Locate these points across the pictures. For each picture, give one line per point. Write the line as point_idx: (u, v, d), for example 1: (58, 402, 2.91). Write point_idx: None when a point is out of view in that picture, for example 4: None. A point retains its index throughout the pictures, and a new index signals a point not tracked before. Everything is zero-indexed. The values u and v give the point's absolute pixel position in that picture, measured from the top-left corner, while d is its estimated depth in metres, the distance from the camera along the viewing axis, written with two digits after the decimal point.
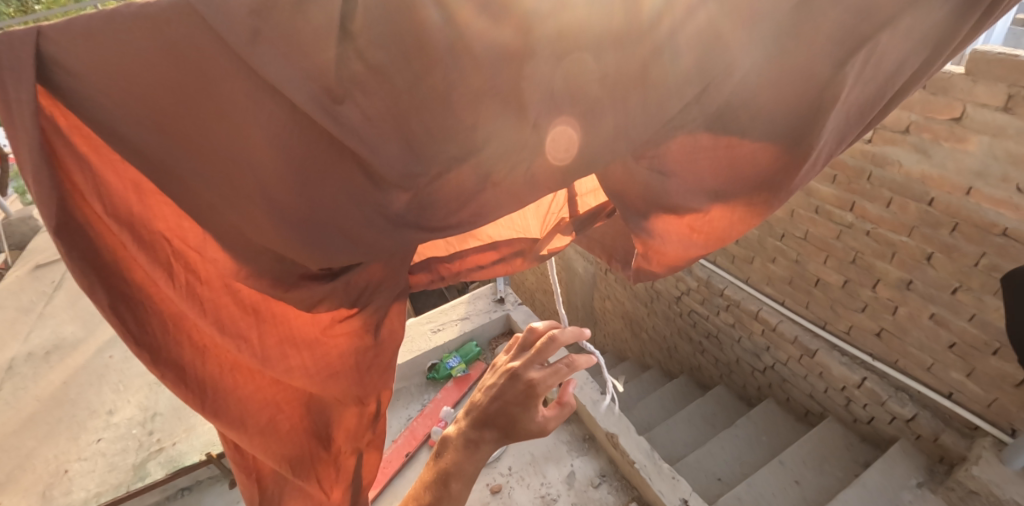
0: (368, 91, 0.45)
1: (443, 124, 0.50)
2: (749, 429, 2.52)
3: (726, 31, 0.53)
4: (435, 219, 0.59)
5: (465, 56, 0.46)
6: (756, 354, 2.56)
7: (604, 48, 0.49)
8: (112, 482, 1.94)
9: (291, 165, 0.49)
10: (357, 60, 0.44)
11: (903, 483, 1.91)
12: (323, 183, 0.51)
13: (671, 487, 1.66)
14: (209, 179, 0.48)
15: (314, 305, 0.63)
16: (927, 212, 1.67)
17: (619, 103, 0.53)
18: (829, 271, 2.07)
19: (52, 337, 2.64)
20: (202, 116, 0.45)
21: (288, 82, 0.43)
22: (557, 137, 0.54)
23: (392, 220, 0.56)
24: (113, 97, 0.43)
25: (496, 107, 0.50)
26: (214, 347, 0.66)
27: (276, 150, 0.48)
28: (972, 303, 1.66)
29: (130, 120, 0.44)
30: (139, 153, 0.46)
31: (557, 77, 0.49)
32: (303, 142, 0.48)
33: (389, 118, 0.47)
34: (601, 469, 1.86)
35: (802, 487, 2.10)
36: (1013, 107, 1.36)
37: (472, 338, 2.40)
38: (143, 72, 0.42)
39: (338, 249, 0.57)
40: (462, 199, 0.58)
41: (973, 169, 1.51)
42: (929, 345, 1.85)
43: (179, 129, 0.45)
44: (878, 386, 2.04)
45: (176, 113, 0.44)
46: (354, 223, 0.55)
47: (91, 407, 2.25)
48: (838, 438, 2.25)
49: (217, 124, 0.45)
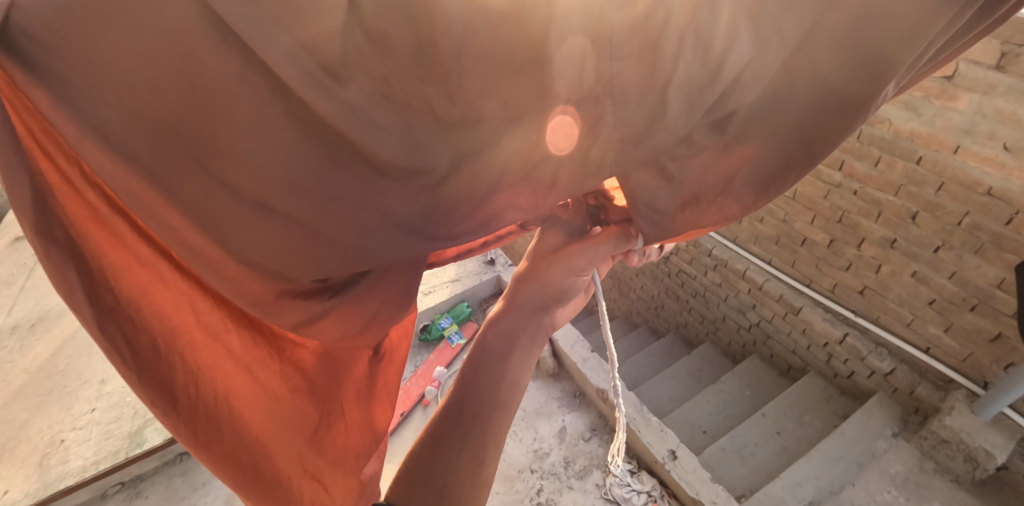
0: (366, 65, 0.43)
1: (450, 118, 0.49)
2: (733, 384, 2.61)
3: (718, 28, 0.49)
4: (445, 200, 0.56)
5: (480, 51, 0.45)
6: (741, 311, 2.61)
7: (620, 49, 0.47)
8: (109, 450, 1.96)
9: (294, 165, 0.47)
10: (359, 33, 0.42)
11: (879, 433, 1.99)
12: (329, 180, 0.49)
13: (660, 438, 1.71)
14: (209, 185, 0.46)
15: (319, 319, 0.61)
16: (914, 170, 1.68)
17: (645, 101, 0.52)
18: (815, 230, 2.10)
19: (36, 309, 2.59)
20: (194, 111, 0.42)
21: (277, 59, 0.40)
22: (557, 127, 0.52)
23: (405, 210, 0.54)
24: (95, 88, 0.40)
25: (501, 116, 0.50)
26: (202, 377, 0.61)
27: (280, 155, 0.46)
28: (952, 261, 1.70)
29: (105, 116, 0.41)
30: (132, 159, 0.43)
31: (563, 73, 0.47)
32: (308, 145, 0.46)
33: (391, 99, 0.46)
34: (591, 423, 1.91)
35: (783, 438, 2.19)
36: (1006, 66, 1.38)
37: (463, 299, 2.41)
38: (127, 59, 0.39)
39: (341, 237, 0.54)
40: (473, 200, 0.57)
41: (961, 127, 1.52)
42: (908, 301, 1.90)
43: (163, 122, 0.42)
44: (859, 342, 2.11)
45: (160, 101, 0.41)
46: (355, 227, 0.53)
47: (82, 377, 2.23)
48: (818, 391, 2.34)
49: (207, 120, 0.42)
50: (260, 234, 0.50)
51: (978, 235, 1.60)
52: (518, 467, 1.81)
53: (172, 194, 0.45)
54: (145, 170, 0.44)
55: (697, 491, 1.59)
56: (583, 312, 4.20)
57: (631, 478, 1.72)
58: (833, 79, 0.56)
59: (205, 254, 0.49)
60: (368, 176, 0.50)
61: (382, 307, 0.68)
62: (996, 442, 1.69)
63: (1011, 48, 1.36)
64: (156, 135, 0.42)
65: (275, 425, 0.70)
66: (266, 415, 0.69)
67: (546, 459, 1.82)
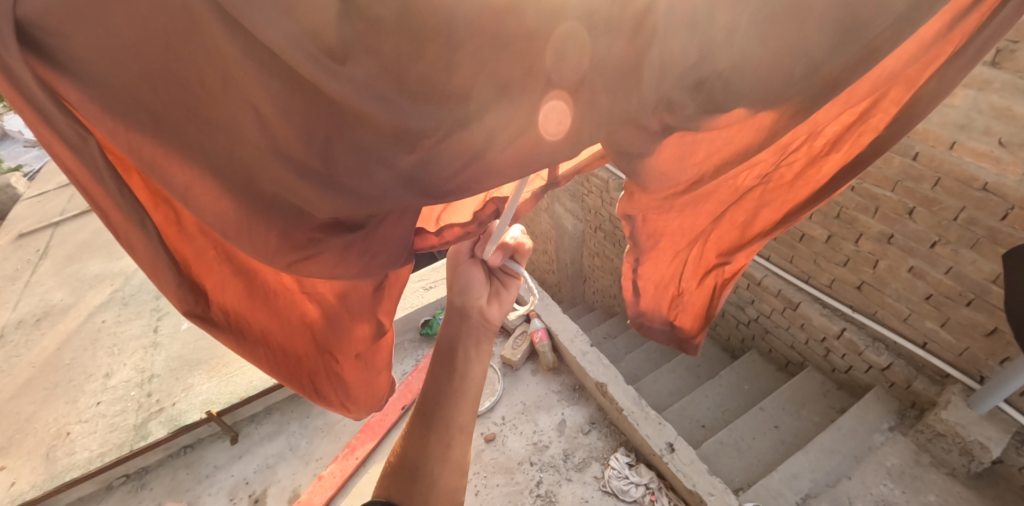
0: (370, 48, 0.41)
1: (434, 97, 0.45)
2: (731, 378, 2.63)
3: (717, 14, 0.48)
4: (439, 182, 0.53)
5: (472, 32, 0.41)
6: (740, 306, 2.63)
7: (613, 32, 0.45)
8: (115, 442, 1.99)
9: (294, 122, 0.46)
10: (359, 20, 0.40)
11: (876, 427, 2.01)
12: (328, 144, 0.49)
13: (657, 431, 1.74)
14: (215, 141, 0.47)
15: (326, 263, 0.60)
16: (910, 166, 1.70)
17: (630, 84, 0.51)
18: (813, 226, 2.11)
19: (42, 304, 2.62)
20: (193, 69, 0.42)
21: (281, 38, 0.39)
22: (549, 112, 0.50)
23: (401, 180, 0.52)
24: (98, 60, 0.41)
25: (491, 93, 0.46)
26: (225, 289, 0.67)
27: (278, 113, 0.46)
28: (949, 256, 1.71)
29: (115, 76, 0.42)
30: (145, 121, 0.45)
31: (569, 60, 0.46)
32: (306, 106, 0.46)
33: (392, 75, 0.43)
34: (590, 416, 1.93)
35: (780, 431, 2.21)
36: (1001, 62, 1.39)
37: None
38: (123, 30, 0.40)
39: (342, 196, 0.54)
40: (465, 159, 0.51)
41: (957, 122, 1.54)
42: (906, 295, 1.91)
43: (163, 85, 0.43)
44: (856, 336, 2.13)
45: (156, 68, 0.42)
46: (363, 180, 0.52)
47: (87, 371, 2.26)
48: (816, 386, 2.35)
49: (220, 86, 0.44)
50: (274, 181, 0.52)
51: (974, 230, 1.62)
52: (518, 459, 1.83)
53: (176, 153, 0.48)
54: (167, 136, 0.46)
55: (694, 482, 1.61)
56: (584, 308, 4.21)
57: (629, 470, 1.74)
58: (824, 62, 0.57)
59: (215, 199, 0.52)
60: (368, 146, 0.49)
61: (381, 257, 0.63)
62: (991, 435, 1.71)
63: (1007, 44, 1.37)
64: (160, 101, 0.44)
65: (287, 334, 0.76)
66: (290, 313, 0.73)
67: (546, 451, 1.85)
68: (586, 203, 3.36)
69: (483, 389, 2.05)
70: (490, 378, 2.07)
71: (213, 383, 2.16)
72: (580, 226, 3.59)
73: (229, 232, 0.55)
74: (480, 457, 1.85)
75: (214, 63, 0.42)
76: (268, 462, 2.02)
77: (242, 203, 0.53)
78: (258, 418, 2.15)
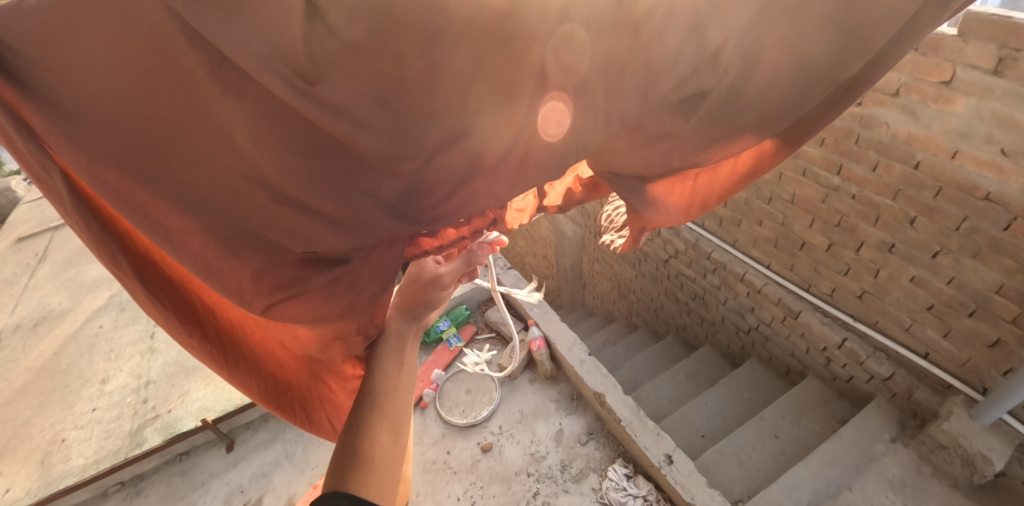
0: (344, 69, 0.44)
1: (426, 111, 0.49)
2: (732, 386, 2.60)
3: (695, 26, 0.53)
4: (428, 195, 0.56)
5: (459, 39, 0.46)
6: (740, 314, 2.61)
7: (602, 29, 0.50)
8: (110, 449, 1.98)
9: (276, 148, 0.48)
10: (331, 41, 0.43)
11: (877, 437, 1.98)
12: (313, 170, 0.50)
13: (656, 442, 1.72)
14: (195, 166, 0.48)
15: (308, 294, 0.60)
16: (911, 175, 1.68)
17: (615, 88, 0.55)
18: (814, 234, 2.09)
19: (39, 308, 2.61)
20: (176, 94, 0.45)
21: (256, 59, 0.42)
22: (548, 113, 0.54)
23: (385, 205, 0.55)
24: (82, 88, 0.43)
25: (489, 97, 0.50)
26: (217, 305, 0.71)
27: (262, 139, 0.47)
28: (951, 265, 1.70)
29: (98, 104, 0.44)
30: (126, 148, 0.46)
31: (553, 70, 0.51)
32: (287, 132, 0.48)
33: (374, 90, 0.46)
34: (588, 426, 1.91)
35: (781, 441, 2.19)
36: (1002, 70, 1.37)
37: (461, 302, 2.36)
38: (108, 57, 0.42)
39: (324, 225, 0.55)
40: (449, 183, 0.56)
41: (958, 130, 1.52)
42: (906, 305, 1.90)
43: (145, 112, 0.45)
44: (857, 346, 2.11)
45: (141, 94, 0.44)
46: (347, 207, 0.54)
47: (84, 376, 2.25)
48: (817, 395, 2.33)
49: (187, 111, 0.45)
50: (253, 210, 0.52)
51: (976, 238, 1.60)
52: (515, 469, 1.82)
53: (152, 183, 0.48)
54: (140, 172, 0.47)
55: (693, 495, 1.59)
56: (583, 313, 4.19)
57: (627, 482, 1.73)
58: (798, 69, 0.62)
59: (191, 232, 0.51)
60: (345, 176, 0.52)
61: (367, 292, 0.65)
62: (993, 447, 1.69)
63: (1008, 53, 1.35)
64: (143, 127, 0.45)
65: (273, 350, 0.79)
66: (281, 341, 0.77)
67: (544, 462, 1.83)
68: (586, 208, 3.34)
69: (480, 398, 2.03)
70: (488, 386, 2.06)
71: (208, 390, 2.16)
72: (580, 231, 3.57)
73: (206, 274, 0.55)
74: (476, 467, 1.84)
75: (182, 89, 0.44)
76: (263, 470, 2.01)
77: (219, 242, 0.53)
78: (254, 425, 2.14)
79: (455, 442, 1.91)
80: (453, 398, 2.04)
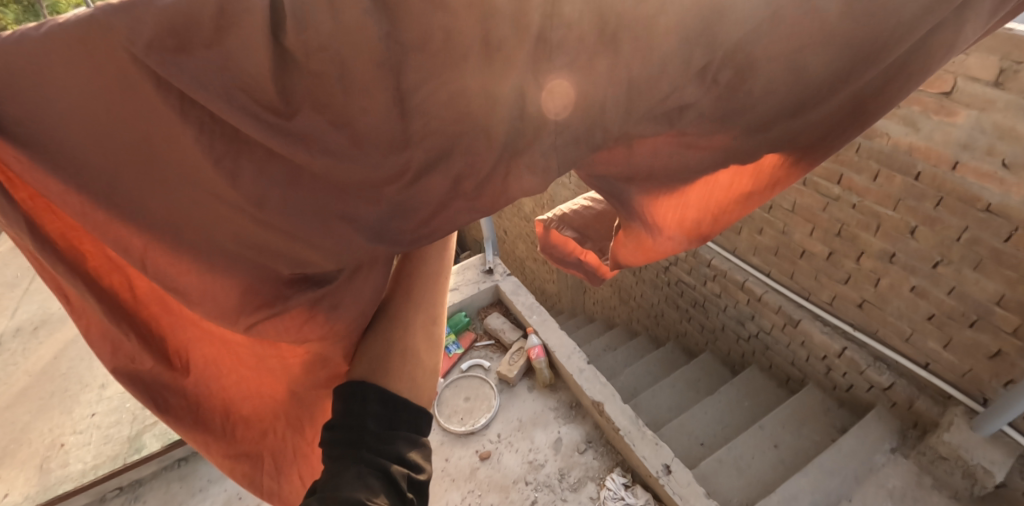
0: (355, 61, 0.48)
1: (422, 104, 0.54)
2: (731, 394, 2.60)
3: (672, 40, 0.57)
4: (407, 228, 0.63)
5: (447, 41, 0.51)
6: (740, 322, 2.60)
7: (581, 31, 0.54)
8: (108, 454, 1.99)
9: (247, 174, 0.53)
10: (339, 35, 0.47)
11: (877, 447, 1.98)
12: (289, 193, 0.56)
13: (654, 452, 1.71)
14: (172, 196, 0.54)
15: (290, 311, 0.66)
16: (912, 185, 1.68)
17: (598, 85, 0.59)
18: (814, 243, 2.09)
19: (39, 312, 2.61)
20: (145, 132, 0.50)
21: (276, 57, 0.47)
22: (551, 96, 0.58)
23: (368, 230, 0.60)
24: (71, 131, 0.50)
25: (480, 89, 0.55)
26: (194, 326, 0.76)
27: (233, 166, 0.53)
28: (952, 275, 1.69)
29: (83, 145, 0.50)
30: (109, 184, 0.53)
31: (535, 100, 0.57)
32: (256, 156, 0.53)
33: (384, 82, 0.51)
34: (587, 435, 1.91)
35: (780, 450, 2.18)
36: (1004, 82, 1.36)
37: (460, 309, 2.36)
38: (88, 102, 0.48)
39: (304, 248, 0.59)
40: (432, 208, 0.62)
41: (959, 141, 1.52)
42: (907, 314, 1.89)
43: (123, 149, 0.51)
44: (857, 355, 2.10)
45: (117, 135, 0.50)
46: (325, 230, 0.59)
47: (83, 381, 2.25)
48: (816, 403, 2.32)
49: (168, 147, 0.51)
50: (230, 235, 0.58)
51: (977, 249, 1.59)
52: (513, 477, 1.81)
53: (136, 214, 0.55)
54: (127, 208, 0.54)
55: None
56: (584, 319, 4.18)
57: (625, 491, 1.72)
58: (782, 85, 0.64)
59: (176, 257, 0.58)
60: (321, 200, 0.57)
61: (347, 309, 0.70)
62: (994, 459, 1.68)
63: (1010, 65, 1.34)
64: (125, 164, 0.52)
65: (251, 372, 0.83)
66: (261, 381, 0.84)
67: (542, 470, 1.83)
68: None
69: (479, 405, 2.03)
70: (487, 394, 2.06)
71: None
72: None
73: (189, 297, 0.61)
74: (474, 475, 1.83)
75: (162, 130, 0.50)
76: None
77: (198, 269, 0.59)
78: None
79: (453, 450, 1.91)
80: (451, 406, 2.03)
